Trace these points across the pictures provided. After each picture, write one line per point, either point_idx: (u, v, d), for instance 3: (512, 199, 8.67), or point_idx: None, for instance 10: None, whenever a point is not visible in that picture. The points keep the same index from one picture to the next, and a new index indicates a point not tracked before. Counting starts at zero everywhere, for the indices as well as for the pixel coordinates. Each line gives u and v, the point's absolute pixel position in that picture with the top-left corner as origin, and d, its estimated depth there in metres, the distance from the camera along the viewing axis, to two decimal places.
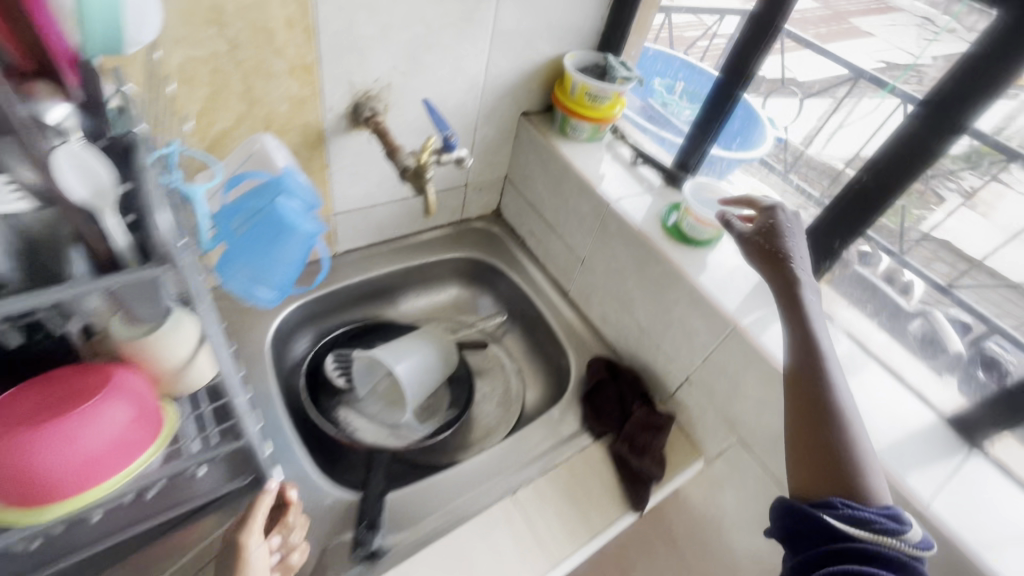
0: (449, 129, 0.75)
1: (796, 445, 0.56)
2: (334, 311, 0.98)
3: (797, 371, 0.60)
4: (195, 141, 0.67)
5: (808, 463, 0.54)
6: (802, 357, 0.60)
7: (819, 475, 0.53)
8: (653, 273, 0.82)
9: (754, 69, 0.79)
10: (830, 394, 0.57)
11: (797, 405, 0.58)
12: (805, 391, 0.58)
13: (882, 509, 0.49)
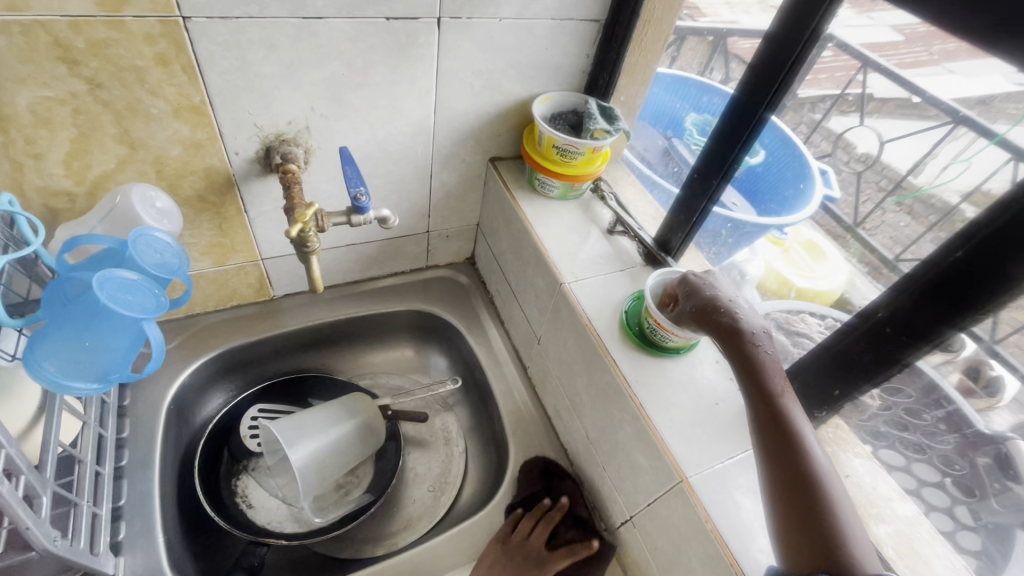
0: (361, 187, 0.63)
1: (779, 519, 0.45)
2: (265, 361, 0.89)
3: (762, 414, 0.50)
4: (71, 186, 0.60)
5: (793, 535, 0.44)
6: (765, 412, 0.50)
7: (813, 553, 0.42)
8: (601, 380, 0.65)
9: (780, 96, 0.57)
10: (798, 445, 0.47)
11: (773, 461, 0.48)
12: (774, 453, 0.48)
13: None
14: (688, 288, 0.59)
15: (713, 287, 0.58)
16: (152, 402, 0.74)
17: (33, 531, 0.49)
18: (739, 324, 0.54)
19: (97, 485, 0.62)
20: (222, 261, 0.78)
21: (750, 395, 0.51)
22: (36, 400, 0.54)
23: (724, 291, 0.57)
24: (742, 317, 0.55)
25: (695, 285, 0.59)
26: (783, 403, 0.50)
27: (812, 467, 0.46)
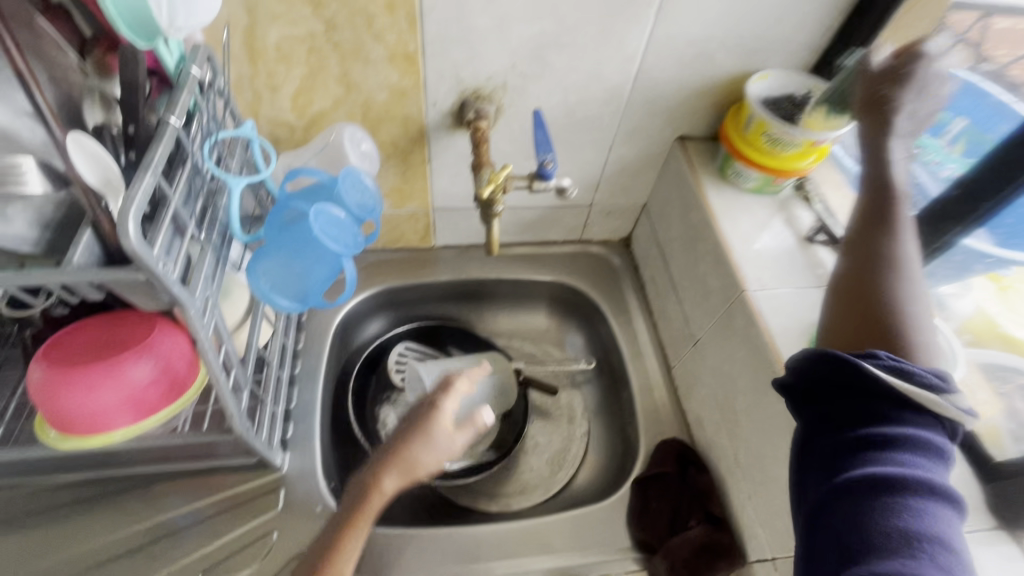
0: (549, 153, 0.62)
1: (844, 305, 0.52)
2: (417, 305, 0.94)
3: (867, 217, 0.55)
4: (295, 119, 0.66)
5: (855, 314, 0.50)
6: (878, 222, 0.54)
7: (858, 326, 0.50)
8: (774, 406, 0.58)
9: None
10: (890, 253, 0.52)
11: (859, 257, 0.53)
12: (869, 245, 0.53)
13: (932, 369, 0.46)
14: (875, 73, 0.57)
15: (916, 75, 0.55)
16: (324, 322, 0.82)
17: (234, 419, 0.57)
18: (889, 125, 0.56)
19: (277, 388, 0.71)
20: (398, 205, 0.82)
21: (868, 204, 0.55)
22: (248, 306, 0.61)
23: (915, 96, 0.56)
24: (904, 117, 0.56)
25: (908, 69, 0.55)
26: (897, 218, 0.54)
27: (893, 265, 0.52)
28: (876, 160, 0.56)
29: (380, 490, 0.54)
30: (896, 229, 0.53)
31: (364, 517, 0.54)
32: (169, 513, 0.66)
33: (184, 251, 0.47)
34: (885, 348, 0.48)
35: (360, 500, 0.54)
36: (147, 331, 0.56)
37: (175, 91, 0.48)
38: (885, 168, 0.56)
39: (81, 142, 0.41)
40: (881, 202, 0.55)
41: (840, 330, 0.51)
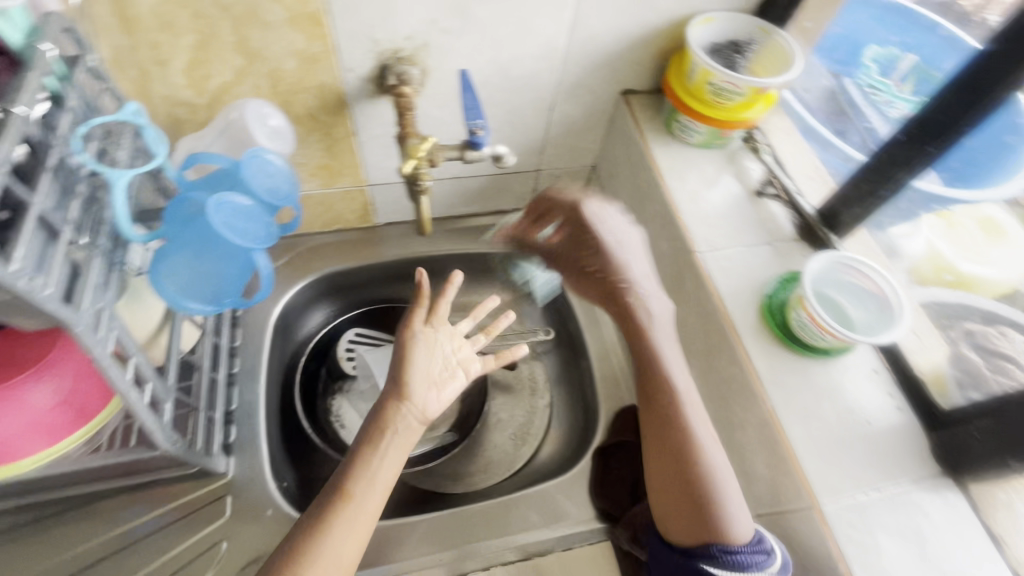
0: (480, 120, 0.56)
1: (653, 483, 0.53)
2: (364, 288, 0.89)
3: (646, 396, 0.55)
4: (194, 97, 0.59)
5: (683, 519, 0.50)
6: (663, 415, 0.53)
7: (692, 526, 0.50)
8: (725, 371, 0.57)
9: None
10: (673, 435, 0.52)
11: (657, 482, 0.53)
12: (652, 478, 0.53)
13: (756, 543, 0.47)
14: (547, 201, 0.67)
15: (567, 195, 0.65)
16: (261, 316, 0.77)
17: (157, 435, 0.52)
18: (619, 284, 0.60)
19: (212, 391, 0.66)
20: (329, 184, 0.76)
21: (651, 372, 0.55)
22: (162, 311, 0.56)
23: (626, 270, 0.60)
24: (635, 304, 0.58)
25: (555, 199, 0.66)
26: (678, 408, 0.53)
27: (684, 437, 0.52)
28: (648, 363, 0.56)
29: (391, 415, 0.55)
30: (669, 374, 0.55)
31: (372, 442, 0.54)
32: (111, 531, 0.62)
33: (61, 259, 0.40)
34: (709, 538, 0.49)
35: (372, 427, 0.55)
36: (43, 347, 0.51)
37: (24, 71, 0.41)
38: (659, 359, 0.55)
39: None
40: (661, 390, 0.54)
41: (666, 491, 0.52)
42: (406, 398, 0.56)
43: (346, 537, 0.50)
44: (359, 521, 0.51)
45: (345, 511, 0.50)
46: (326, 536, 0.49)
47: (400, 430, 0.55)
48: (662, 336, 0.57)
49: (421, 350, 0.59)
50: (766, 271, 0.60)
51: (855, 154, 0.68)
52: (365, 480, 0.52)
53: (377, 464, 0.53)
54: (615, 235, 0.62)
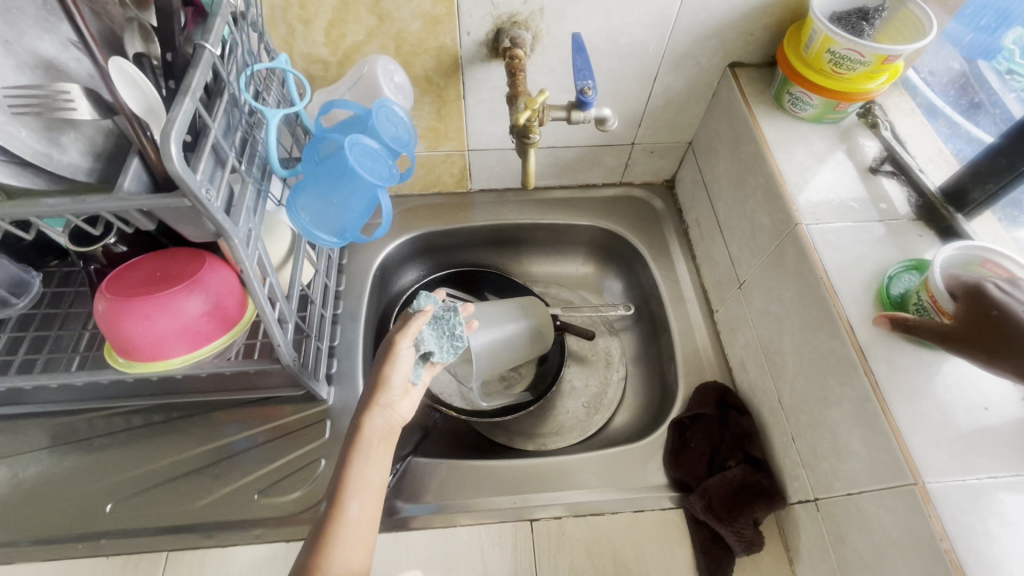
0: (588, 80, 0.58)
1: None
2: (454, 249, 0.93)
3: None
4: (329, 55, 0.65)
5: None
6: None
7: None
8: (823, 345, 0.55)
9: None
10: None
11: None
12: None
13: None
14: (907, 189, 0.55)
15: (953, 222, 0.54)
16: (364, 265, 0.83)
17: (281, 350, 0.59)
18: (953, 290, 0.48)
19: (321, 325, 0.73)
20: (434, 147, 0.81)
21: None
22: (290, 243, 0.63)
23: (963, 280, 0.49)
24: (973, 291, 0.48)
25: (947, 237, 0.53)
26: None
27: None
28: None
29: (369, 423, 0.54)
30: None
31: (357, 451, 0.53)
32: (224, 439, 0.70)
33: (226, 181, 0.47)
34: None
35: (352, 437, 0.54)
36: (196, 266, 0.59)
37: (210, 19, 0.47)
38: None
39: (123, 67, 0.42)
40: None
41: None
42: (384, 405, 0.56)
43: (352, 543, 0.48)
44: (362, 530, 0.50)
45: (347, 522, 0.49)
46: (332, 548, 0.47)
47: (380, 432, 0.55)
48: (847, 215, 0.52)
49: (400, 360, 0.57)
50: (877, 250, 0.58)
51: (986, 137, 0.63)
52: (357, 485, 0.51)
53: (368, 470, 0.52)
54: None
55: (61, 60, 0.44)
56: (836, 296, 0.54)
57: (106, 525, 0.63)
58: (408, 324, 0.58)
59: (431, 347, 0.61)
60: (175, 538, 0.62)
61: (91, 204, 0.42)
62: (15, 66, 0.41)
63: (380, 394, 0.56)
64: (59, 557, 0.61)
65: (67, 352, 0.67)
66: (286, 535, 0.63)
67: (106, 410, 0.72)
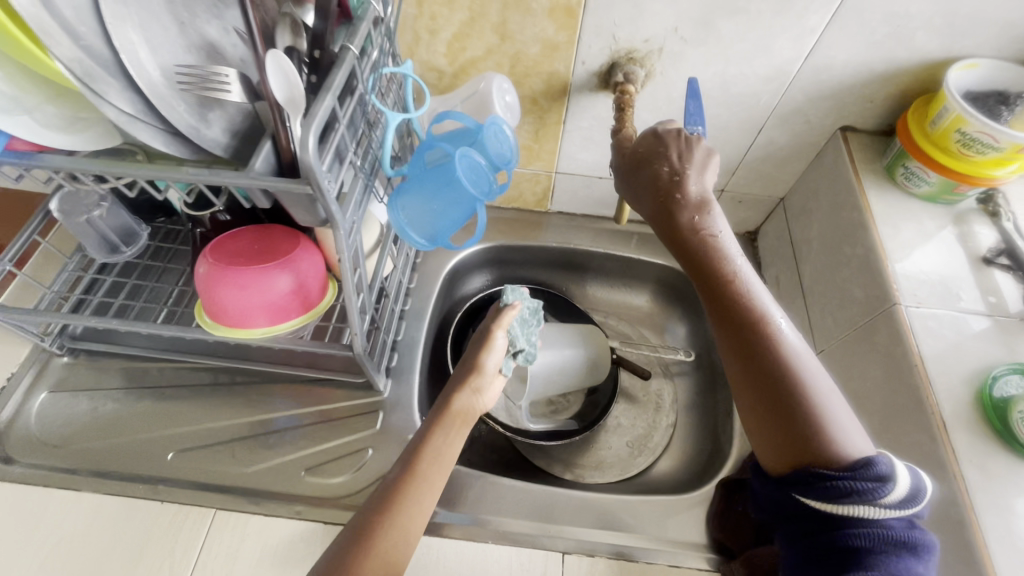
0: (699, 126, 0.58)
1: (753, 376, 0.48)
2: (524, 264, 0.93)
3: (726, 311, 0.49)
4: (446, 66, 0.68)
5: (762, 420, 0.47)
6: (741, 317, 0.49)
7: (779, 429, 0.46)
8: (908, 436, 0.52)
9: None
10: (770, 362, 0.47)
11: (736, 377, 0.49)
12: (776, 391, 0.47)
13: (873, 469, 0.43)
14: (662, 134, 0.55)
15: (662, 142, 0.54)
16: (436, 267, 0.85)
17: (357, 340, 0.61)
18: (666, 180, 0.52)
19: (390, 318, 0.75)
20: (524, 164, 0.82)
21: (735, 300, 0.49)
22: (379, 237, 0.66)
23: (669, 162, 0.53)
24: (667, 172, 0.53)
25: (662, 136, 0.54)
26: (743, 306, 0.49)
27: (778, 362, 0.47)
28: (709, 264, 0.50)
29: (457, 400, 0.57)
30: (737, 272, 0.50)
31: (442, 421, 0.55)
32: (282, 411, 0.73)
33: (342, 174, 0.50)
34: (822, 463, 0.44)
35: (440, 409, 0.57)
36: (292, 246, 0.63)
37: (357, 22, 0.50)
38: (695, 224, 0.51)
39: (278, 60, 0.45)
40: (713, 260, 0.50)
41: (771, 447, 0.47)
42: (474, 386, 0.59)
43: (417, 511, 0.50)
44: (429, 496, 0.51)
45: (418, 486, 0.51)
46: (400, 506, 0.49)
47: (467, 411, 0.58)
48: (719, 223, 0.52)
49: (494, 347, 0.62)
50: (981, 347, 0.54)
51: None
52: (434, 454, 0.53)
53: (447, 444, 0.55)
54: (709, 168, 0.53)
55: (222, 44, 0.48)
56: (932, 387, 0.51)
57: (164, 472, 0.67)
58: (503, 316, 0.64)
59: (521, 344, 0.67)
60: (223, 498, 0.65)
61: (225, 178, 0.45)
62: (186, 45, 0.45)
63: (474, 377, 0.60)
64: (117, 494, 0.64)
65: (158, 304, 0.72)
66: (324, 516, 0.64)
67: (181, 364, 0.76)
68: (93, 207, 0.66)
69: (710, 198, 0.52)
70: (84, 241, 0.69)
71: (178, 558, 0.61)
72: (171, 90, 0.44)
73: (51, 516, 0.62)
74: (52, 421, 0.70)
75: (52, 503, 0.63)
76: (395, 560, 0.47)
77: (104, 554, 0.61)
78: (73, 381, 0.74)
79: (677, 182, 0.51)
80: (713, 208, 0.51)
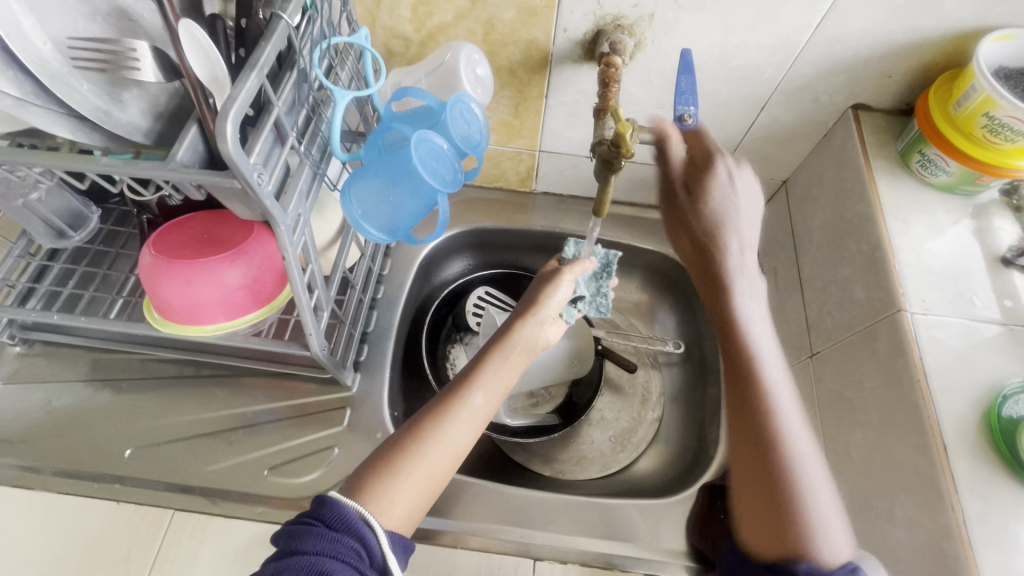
0: (690, 106, 0.52)
1: (754, 460, 0.48)
2: (506, 248, 0.87)
3: (741, 381, 0.51)
4: (412, 32, 0.60)
5: (759, 501, 0.47)
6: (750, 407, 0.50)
7: (768, 511, 0.46)
8: (905, 457, 0.48)
9: None
10: (772, 451, 0.48)
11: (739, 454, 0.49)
12: (769, 478, 0.47)
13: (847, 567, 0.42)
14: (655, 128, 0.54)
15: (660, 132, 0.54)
16: (410, 252, 0.80)
17: (312, 338, 0.56)
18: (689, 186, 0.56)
19: (358, 309, 0.71)
20: (505, 142, 0.75)
21: (751, 373, 0.51)
22: (340, 226, 0.60)
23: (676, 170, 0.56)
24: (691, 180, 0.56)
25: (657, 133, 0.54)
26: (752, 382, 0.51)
27: (779, 446, 0.48)
28: (731, 331, 0.54)
29: (519, 331, 0.59)
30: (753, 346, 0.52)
31: (500, 351, 0.57)
32: (245, 407, 0.69)
33: (281, 162, 0.44)
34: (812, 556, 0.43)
35: (501, 336, 0.58)
36: (242, 235, 0.57)
37: None
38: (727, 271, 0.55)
39: (191, 32, 0.38)
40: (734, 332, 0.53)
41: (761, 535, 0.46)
42: (536, 322, 0.60)
43: (462, 426, 0.52)
44: (477, 419, 0.53)
45: (468, 407, 0.52)
46: (449, 424, 0.51)
47: (526, 345, 0.58)
48: (740, 278, 0.55)
49: (557, 290, 0.62)
50: (991, 359, 0.49)
51: None
52: (486, 382, 0.55)
53: (504, 370, 0.56)
54: (731, 205, 0.55)
55: (135, 9, 0.42)
56: (932, 403, 0.47)
57: (122, 470, 0.64)
58: (575, 266, 0.64)
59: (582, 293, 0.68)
60: (183, 498, 0.62)
61: (139, 169, 0.40)
62: (87, 13, 0.40)
63: (538, 310, 0.60)
64: (73, 493, 0.62)
65: (111, 295, 0.68)
66: (287, 518, 0.62)
67: (139, 355, 0.72)
68: (30, 190, 0.58)
69: (730, 244, 0.55)
70: (28, 229, 0.62)
71: (134, 561, 0.59)
72: (70, 67, 0.38)
73: (6, 516, 0.60)
74: (5, 416, 0.67)
75: (5, 503, 0.61)
76: (436, 470, 0.49)
77: (59, 557, 0.59)
78: (27, 372, 0.70)
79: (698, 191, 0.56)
80: (725, 249, 0.55)
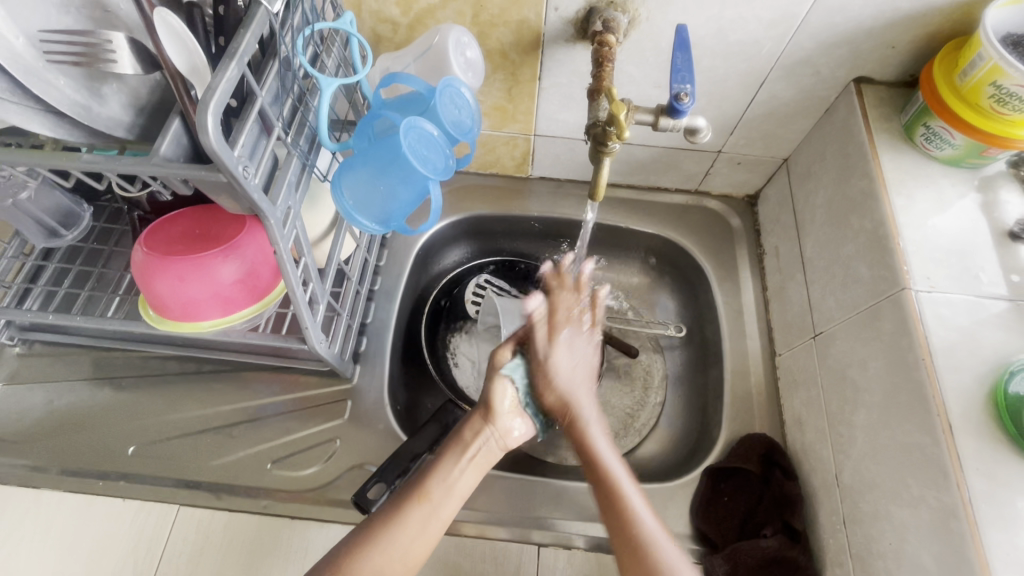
0: (687, 84, 0.50)
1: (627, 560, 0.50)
2: (504, 234, 0.86)
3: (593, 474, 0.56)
4: (399, 16, 0.59)
5: None
6: (608, 496, 0.54)
7: None
8: (908, 437, 0.47)
9: None
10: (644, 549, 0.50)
11: (617, 535, 0.52)
12: (623, 528, 0.51)
13: None
14: (657, 114, 0.52)
15: (666, 121, 0.52)
16: (407, 242, 0.79)
17: (309, 332, 0.55)
18: (546, 360, 0.61)
19: (355, 301, 0.70)
20: (498, 126, 0.74)
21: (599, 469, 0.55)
22: (333, 217, 0.60)
23: (541, 343, 0.62)
24: (546, 355, 0.61)
25: (659, 122, 0.52)
26: (614, 497, 0.53)
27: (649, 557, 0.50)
28: (586, 455, 0.57)
29: (467, 430, 0.59)
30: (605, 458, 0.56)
31: (455, 454, 0.56)
32: (245, 401, 0.69)
33: (268, 154, 0.44)
34: None
35: (452, 440, 0.58)
36: (235, 229, 0.56)
37: None
38: (574, 399, 0.60)
39: (167, 21, 0.37)
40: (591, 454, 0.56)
41: None
42: (489, 423, 0.60)
43: (414, 535, 0.51)
44: (431, 525, 0.52)
45: (423, 511, 0.52)
46: (402, 528, 0.51)
47: (483, 447, 0.59)
48: (586, 408, 0.60)
49: (504, 391, 0.61)
50: (996, 335, 0.49)
51: None
52: (443, 487, 0.54)
53: (455, 475, 0.55)
54: (572, 357, 0.63)
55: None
56: (937, 381, 0.46)
57: (125, 466, 0.65)
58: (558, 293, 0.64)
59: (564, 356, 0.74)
60: (187, 493, 0.63)
61: (122, 165, 0.39)
62: (60, 5, 0.39)
63: (487, 415, 0.60)
64: (79, 490, 0.63)
65: (107, 292, 0.68)
66: (289, 511, 0.62)
67: (137, 353, 0.72)
68: (19, 189, 0.57)
69: (577, 400, 0.60)
70: (21, 229, 0.61)
71: (143, 555, 0.59)
72: (45, 61, 0.38)
73: (17, 514, 0.61)
74: (9, 416, 0.68)
75: (14, 501, 0.62)
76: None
77: (69, 552, 0.59)
78: (28, 372, 0.70)
79: (547, 356, 0.61)
80: (577, 400, 0.60)
